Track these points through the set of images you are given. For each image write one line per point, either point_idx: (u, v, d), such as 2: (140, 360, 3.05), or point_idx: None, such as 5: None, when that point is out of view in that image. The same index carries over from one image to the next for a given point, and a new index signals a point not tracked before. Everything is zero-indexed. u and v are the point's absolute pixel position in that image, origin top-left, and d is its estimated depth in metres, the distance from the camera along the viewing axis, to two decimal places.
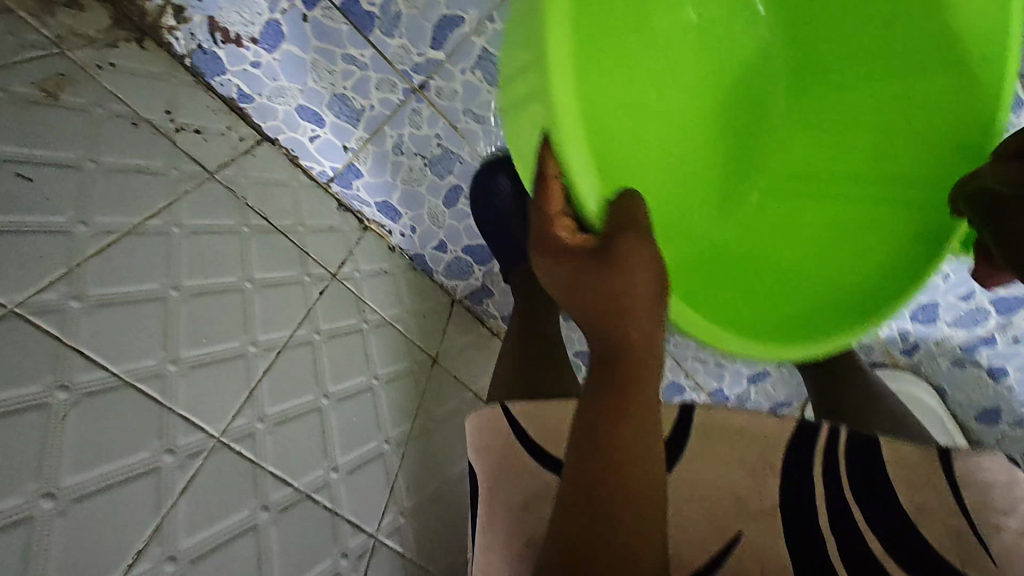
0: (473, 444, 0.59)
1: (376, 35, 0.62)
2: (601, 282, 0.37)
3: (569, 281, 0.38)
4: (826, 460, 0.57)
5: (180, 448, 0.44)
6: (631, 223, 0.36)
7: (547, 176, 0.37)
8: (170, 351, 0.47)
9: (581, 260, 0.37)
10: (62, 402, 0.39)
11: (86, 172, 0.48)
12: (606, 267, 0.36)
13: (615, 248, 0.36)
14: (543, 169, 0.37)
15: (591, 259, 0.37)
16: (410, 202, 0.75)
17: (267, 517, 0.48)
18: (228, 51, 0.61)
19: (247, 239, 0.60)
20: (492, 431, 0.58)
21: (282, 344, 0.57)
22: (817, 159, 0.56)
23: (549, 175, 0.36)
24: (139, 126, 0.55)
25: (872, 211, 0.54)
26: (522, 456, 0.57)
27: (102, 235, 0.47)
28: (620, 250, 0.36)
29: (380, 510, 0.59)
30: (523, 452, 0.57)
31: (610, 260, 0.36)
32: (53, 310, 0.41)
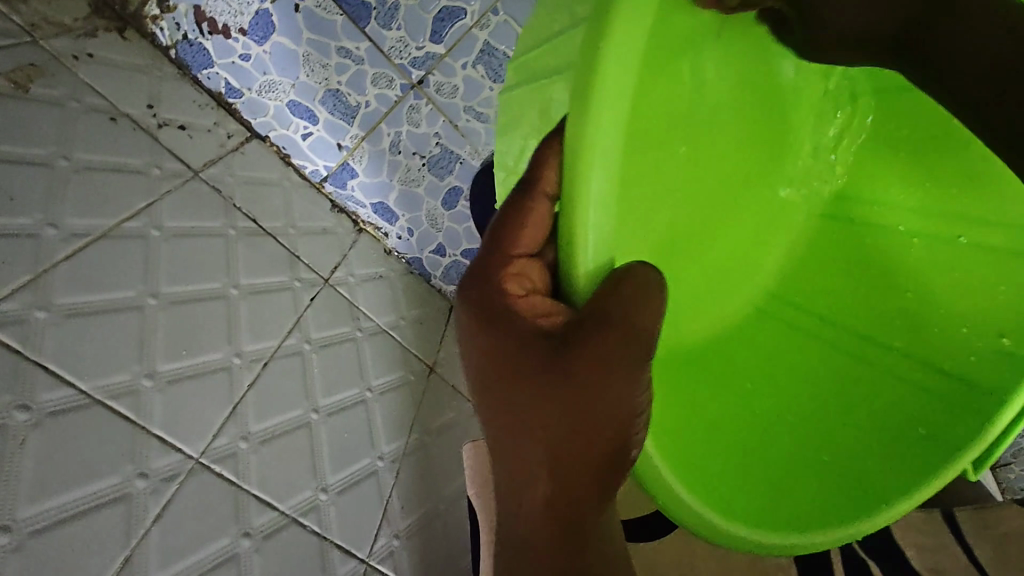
0: (473, 482, 0.58)
1: (373, 27, 0.58)
2: (554, 372, 0.34)
3: (509, 355, 0.36)
4: None
5: (154, 472, 0.41)
6: (604, 324, 0.32)
7: (544, 194, 0.37)
8: (146, 365, 0.44)
9: (535, 335, 0.35)
10: (22, 423, 0.35)
11: (58, 170, 0.45)
12: (560, 356, 0.34)
13: (574, 344, 0.33)
14: (541, 185, 0.36)
15: (543, 344, 0.34)
16: (407, 203, 0.72)
17: (248, 544, 0.45)
18: (215, 43, 0.58)
19: (234, 241, 0.56)
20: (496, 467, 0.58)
21: (269, 355, 0.53)
22: (867, 269, 0.56)
23: (543, 192, 0.36)
24: (117, 121, 0.51)
25: (901, 362, 0.52)
26: None
27: (74, 238, 0.44)
28: (579, 350, 0.33)
29: (372, 532, 0.55)
30: None
31: (566, 353, 0.34)
32: (15, 321, 0.38)
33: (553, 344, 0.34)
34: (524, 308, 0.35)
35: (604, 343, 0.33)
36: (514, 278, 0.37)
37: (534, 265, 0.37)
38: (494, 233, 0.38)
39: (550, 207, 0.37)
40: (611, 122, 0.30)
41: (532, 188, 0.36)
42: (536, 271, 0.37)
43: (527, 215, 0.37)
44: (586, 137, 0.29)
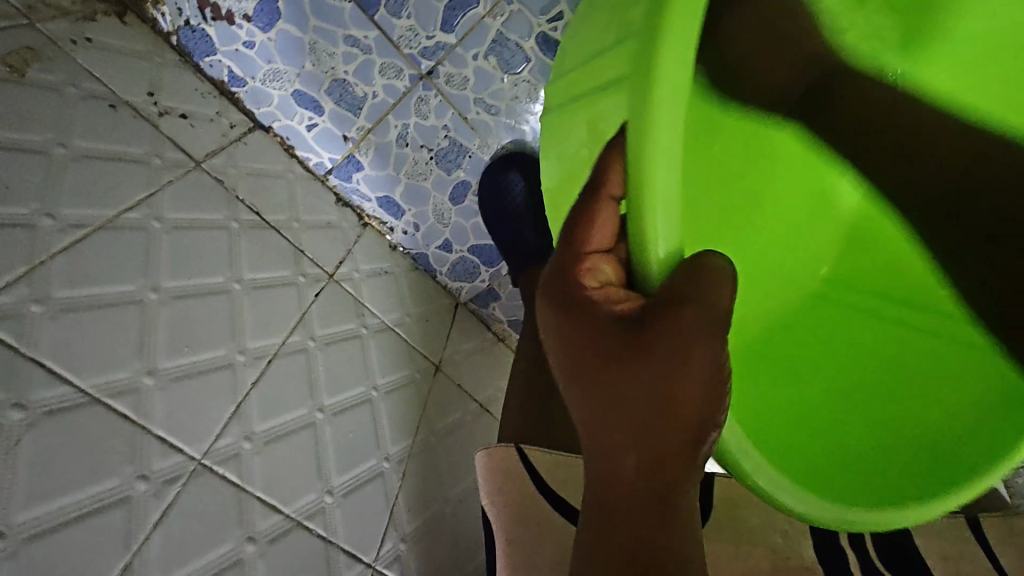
0: (486, 492, 0.58)
1: (382, 15, 0.56)
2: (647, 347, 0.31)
3: (580, 344, 0.33)
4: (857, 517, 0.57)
5: (155, 474, 0.39)
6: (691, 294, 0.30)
7: (604, 194, 0.33)
8: (147, 361, 0.42)
9: (608, 326, 0.32)
10: (16, 423, 0.34)
11: (55, 158, 0.43)
12: (637, 338, 0.31)
13: (654, 327, 0.31)
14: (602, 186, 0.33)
15: (619, 331, 0.32)
16: (414, 197, 0.70)
17: (253, 549, 0.43)
18: (218, 29, 0.55)
19: (237, 235, 0.55)
20: (506, 472, 0.58)
21: (273, 352, 0.51)
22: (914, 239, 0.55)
23: (606, 194, 0.33)
24: (117, 108, 0.49)
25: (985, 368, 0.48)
26: (539, 503, 0.56)
27: (71, 229, 0.42)
28: (659, 335, 0.30)
29: (379, 536, 0.54)
30: (540, 499, 0.56)
31: (642, 339, 0.31)
32: (9, 315, 0.36)
33: (630, 332, 0.31)
34: (596, 300, 0.33)
35: (687, 321, 0.30)
36: (587, 274, 0.34)
37: (608, 260, 0.34)
38: (563, 231, 0.35)
39: (617, 207, 0.34)
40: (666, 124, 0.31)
41: (598, 187, 0.33)
42: (607, 269, 0.34)
43: (592, 217, 0.34)
44: (654, 129, 0.31)
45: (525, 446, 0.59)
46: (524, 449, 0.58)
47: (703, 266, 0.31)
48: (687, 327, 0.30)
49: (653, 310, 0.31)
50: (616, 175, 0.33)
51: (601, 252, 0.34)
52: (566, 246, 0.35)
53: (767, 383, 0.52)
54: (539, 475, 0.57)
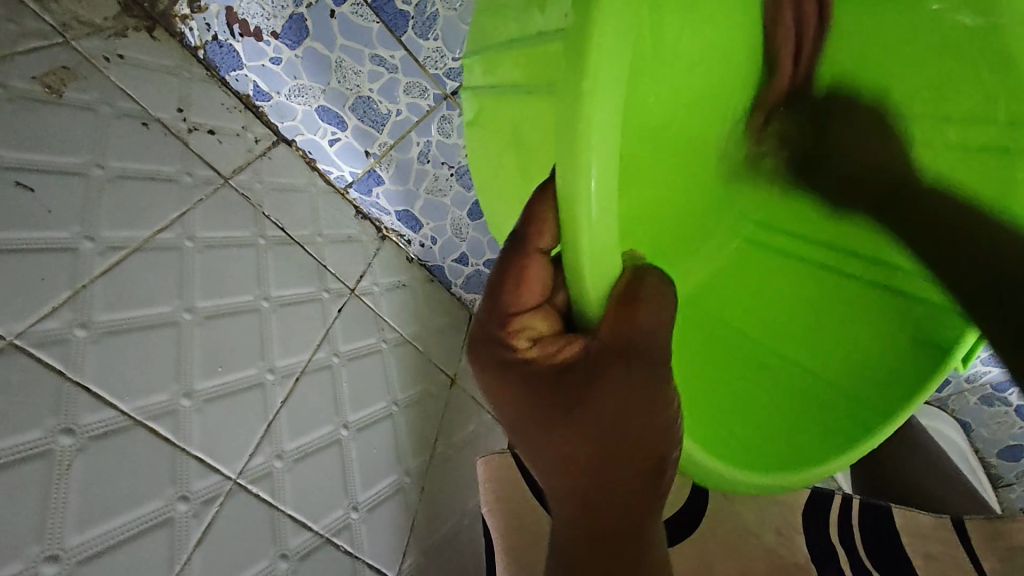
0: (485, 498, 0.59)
1: (409, 37, 0.57)
2: (585, 392, 0.32)
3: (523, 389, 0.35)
4: (841, 530, 0.58)
5: (194, 495, 0.41)
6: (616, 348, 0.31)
7: (532, 255, 0.33)
8: (184, 383, 0.43)
9: (535, 369, 0.34)
10: (66, 448, 0.35)
11: (93, 179, 0.44)
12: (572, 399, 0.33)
13: (594, 382, 0.32)
14: (529, 249, 0.33)
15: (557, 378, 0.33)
16: (433, 211, 0.71)
17: (285, 566, 0.45)
18: (246, 44, 0.56)
19: (264, 252, 0.56)
20: (504, 480, 0.58)
21: (300, 370, 0.53)
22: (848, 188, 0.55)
23: (536, 250, 0.33)
24: (150, 126, 0.50)
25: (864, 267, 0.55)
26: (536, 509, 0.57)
27: (110, 251, 0.43)
28: (598, 386, 0.32)
29: (400, 551, 0.55)
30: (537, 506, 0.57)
31: (588, 385, 0.32)
32: (56, 341, 0.37)
33: (560, 377, 0.33)
34: (535, 357, 0.34)
35: (619, 373, 0.32)
36: (518, 334, 0.34)
37: (541, 312, 0.34)
38: (491, 291, 0.35)
39: (546, 259, 0.34)
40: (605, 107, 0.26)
41: (526, 245, 0.33)
42: (540, 316, 0.34)
43: (521, 279, 0.34)
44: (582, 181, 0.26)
45: None
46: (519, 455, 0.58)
47: (642, 281, 0.31)
48: (615, 382, 0.32)
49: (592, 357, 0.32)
50: (545, 234, 0.32)
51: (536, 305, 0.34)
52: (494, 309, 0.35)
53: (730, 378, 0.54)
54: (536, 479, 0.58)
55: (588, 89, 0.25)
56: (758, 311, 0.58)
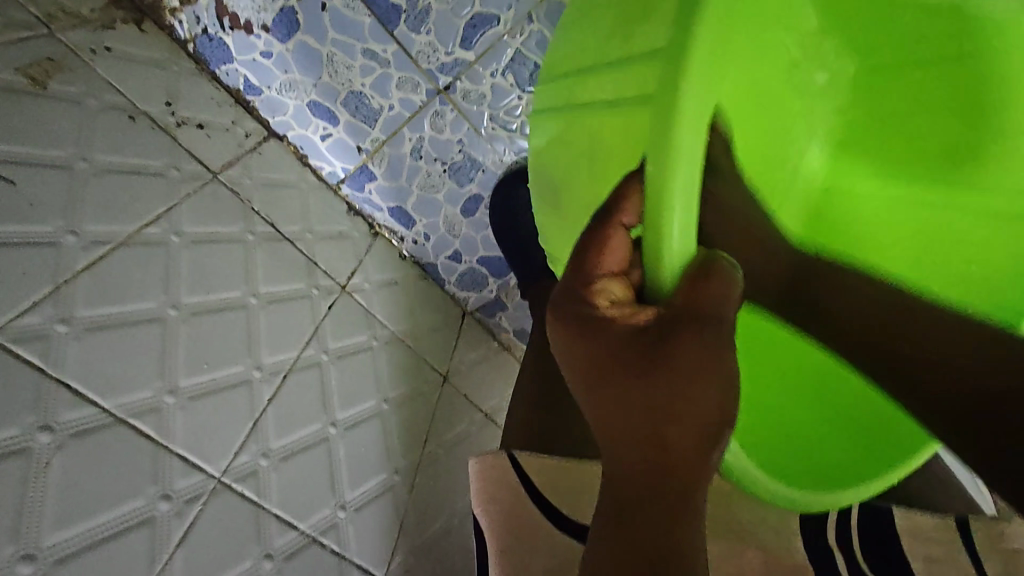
0: (477, 498, 0.58)
1: (402, 31, 0.56)
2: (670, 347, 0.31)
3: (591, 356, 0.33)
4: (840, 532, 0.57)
5: (177, 494, 0.40)
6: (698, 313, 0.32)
7: (618, 223, 0.35)
8: (168, 380, 0.43)
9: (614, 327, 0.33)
10: (45, 445, 0.35)
11: (76, 173, 0.43)
12: (653, 356, 0.32)
13: (680, 340, 0.31)
14: (615, 216, 0.35)
15: (639, 339, 0.32)
16: (426, 208, 0.70)
17: (270, 566, 0.45)
18: (236, 38, 0.55)
19: (253, 247, 0.55)
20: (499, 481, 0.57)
21: (288, 367, 0.52)
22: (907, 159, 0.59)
23: (619, 221, 0.35)
24: (136, 120, 0.49)
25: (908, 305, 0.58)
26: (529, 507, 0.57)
27: (94, 246, 0.42)
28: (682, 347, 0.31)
29: (388, 551, 0.55)
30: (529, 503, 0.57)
31: (666, 345, 0.32)
32: (36, 337, 0.37)
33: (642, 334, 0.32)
34: (613, 316, 0.33)
35: (698, 335, 0.31)
36: (597, 294, 0.34)
37: (618, 280, 0.35)
38: (575, 252, 0.35)
39: (628, 235, 0.35)
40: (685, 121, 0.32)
41: (611, 215, 0.35)
42: (618, 283, 0.35)
43: (604, 243, 0.35)
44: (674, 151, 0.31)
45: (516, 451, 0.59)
46: (517, 455, 0.58)
47: (714, 268, 0.34)
48: (695, 345, 0.31)
49: (670, 320, 0.32)
50: (628, 208, 0.35)
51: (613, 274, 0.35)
52: (577, 265, 0.35)
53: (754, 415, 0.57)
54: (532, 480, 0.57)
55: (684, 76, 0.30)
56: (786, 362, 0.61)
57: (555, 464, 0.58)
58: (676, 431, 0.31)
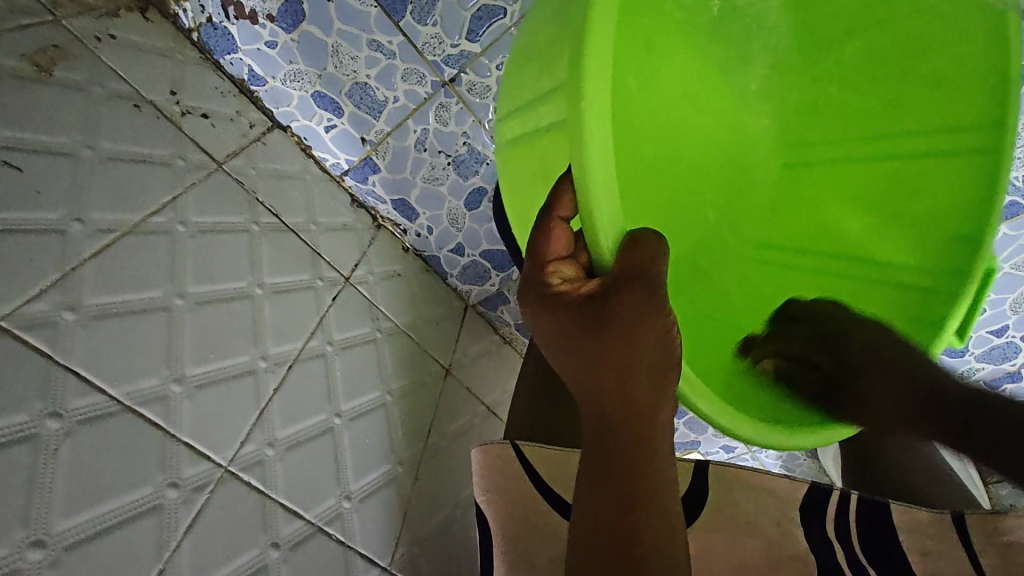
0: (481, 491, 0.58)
1: (408, 22, 0.56)
2: (619, 311, 0.35)
3: (560, 331, 0.38)
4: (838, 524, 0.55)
5: (185, 482, 0.40)
6: (641, 276, 0.34)
7: (553, 216, 0.37)
8: (175, 369, 0.43)
9: (573, 304, 0.37)
10: (53, 432, 0.35)
11: (82, 161, 0.43)
12: (595, 329, 0.36)
13: (612, 308, 0.35)
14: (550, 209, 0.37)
15: (588, 314, 0.36)
16: (429, 201, 0.70)
17: (277, 555, 0.45)
18: (241, 28, 0.55)
19: (257, 238, 0.55)
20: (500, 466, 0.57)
21: (293, 357, 0.52)
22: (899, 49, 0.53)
23: (556, 216, 0.37)
24: (142, 108, 0.49)
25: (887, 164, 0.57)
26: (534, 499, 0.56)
27: (100, 235, 0.42)
28: (617, 312, 0.35)
29: (392, 542, 0.55)
30: (534, 495, 0.56)
31: (610, 312, 0.35)
32: (44, 324, 0.37)
33: (591, 304, 0.36)
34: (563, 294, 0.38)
35: (634, 297, 0.34)
36: (551, 276, 0.38)
37: (569, 261, 0.39)
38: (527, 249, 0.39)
39: (566, 224, 0.38)
40: (601, 122, 0.33)
41: (547, 211, 0.37)
42: (568, 267, 0.39)
43: (545, 232, 0.38)
44: (587, 166, 0.33)
45: (520, 442, 0.58)
46: (521, 448, 0.57)
47: (641, 237, 0.35)
48: (633, 305, 0.35)
49: (611, 287, 0.35)
50: (563, 202, 0.36)
51: (562, 257, 0.39)
52: (530, 262, 0.39)
53: (786, 211, 0.65)
54: (536, 472, 0.57)
55: (587, 92, 0.32)
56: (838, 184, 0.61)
57: (565, 454, 0.57)
58: (631, 382, 0.35)
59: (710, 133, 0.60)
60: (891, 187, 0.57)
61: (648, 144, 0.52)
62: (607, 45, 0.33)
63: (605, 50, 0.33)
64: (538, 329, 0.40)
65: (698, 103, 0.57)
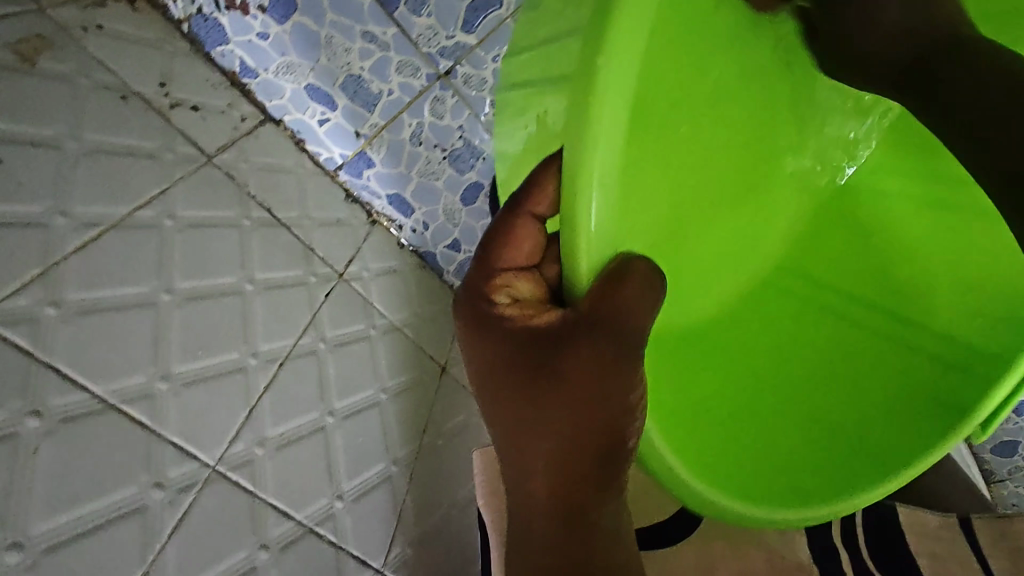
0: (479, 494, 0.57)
1: (402, 12, 0.55)
2: (574, 361, 0.34)
3: (504, 362, 0.37)
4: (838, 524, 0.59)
5: (170, 482, 0.39)
6: (603, 323, 0.33)
7: (526, 214, 0.37)
8: (161, 366, 0.41)
9: (522, 336, 0.36)
10: (33, 431, 0.34)
11: (66, 153, 0.42)
12: (541, 370, 0.36)
13: (569, 358, 0.34)
14: (524, 207, 0.37)
15: (536, 352, 0.36)
16: (425, 196, 0.69)
17: (266, 557, 0.44)
18: (232, 19, 0.53)
19: (248, 233, 0.54)
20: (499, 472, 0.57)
21: (284, 355, 0.51)
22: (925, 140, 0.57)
23: (529, 215, 0.37)
24: (129, 100, 0.48)
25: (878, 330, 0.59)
26: None
27: (85, 229, 0.41)
28: (573, 363, 0.34)
29: (386, 542, 0.54)
30: None
31: (562, 357, 0.35)
32: (24, 320, 0.35)
33: (546, 344, 0.35)
34: (509, 317, 0.37)
35: (595, 346, 0.34)
36: (501, 292, 0.38)
37: (525, 277, 0.39)
38: (481, 249, 0.39)
39: (537, 223, 0.38)
40: (613, 120, 0.29)
41: (523, 207, 0.37)
42: (520, 283, 0.38)
43: (512, 233, 0.38)
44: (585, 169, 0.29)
45: None
46: None
47: (631, 269, 0.33)
48: (588, 355, 0.34)
49: (570, 328, 0.34)
50: (544, 199, 0.36)
51: (518, 269, 0.39)
52: (482, 264, 0.39)
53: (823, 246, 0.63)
54: None
55: (600, 79, 0.28)
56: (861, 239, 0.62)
57: None
58: (588, 430, 0.36)
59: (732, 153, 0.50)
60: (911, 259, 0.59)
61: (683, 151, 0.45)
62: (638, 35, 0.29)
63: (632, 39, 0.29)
64: (480, 352, 0.38)
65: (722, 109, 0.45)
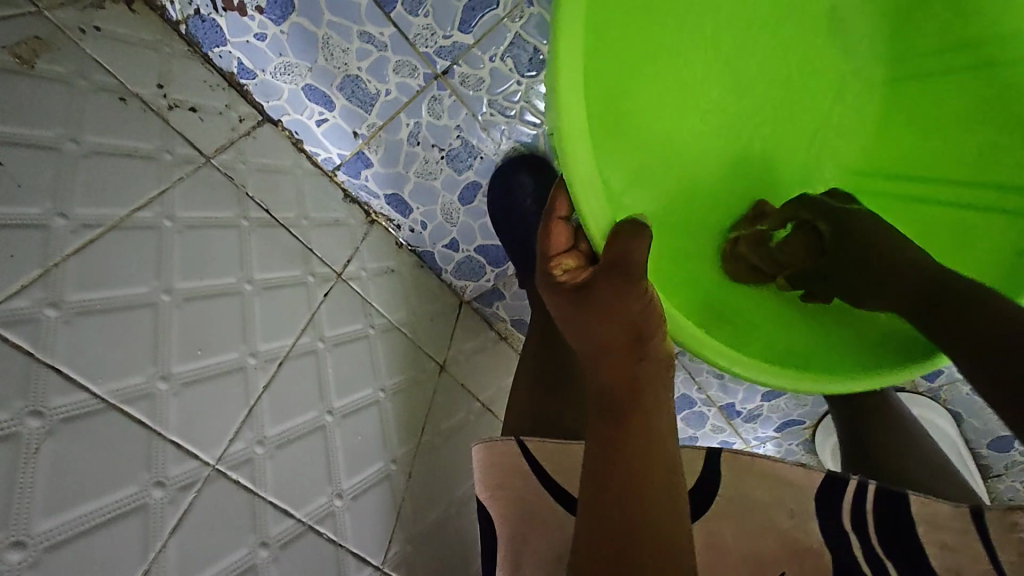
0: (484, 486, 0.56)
1: (399, 13, 0.55)
2: (604, 293, 0.37)
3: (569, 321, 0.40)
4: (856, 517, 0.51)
5: (171, 481, 0.40)
6: (619, 250, 0.36)
7: (554, 216, 0.42)
8: (161, 366, 0.42)
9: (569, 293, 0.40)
10: (34, 431, 0.34)
11: (66, 155, 0.42)
12: (581, 307, 0.39)
13: (597, 288, 0.38)
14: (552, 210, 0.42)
15: (578, 300, 0.39)
16: (423, 195, 0.69)
17: (266, 554, 0.44)
18: (230, 20, 0.54)
19: (247, 234, 0.54)
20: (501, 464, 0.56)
21: (283, 355, 0.51)
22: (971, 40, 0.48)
23: (555, 215, 0.42)
24: (128, 102, 0.48)
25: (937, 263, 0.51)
26: (542, 496, 0.55)
27: (84, 230, 0.41)
28: (602, 293, 0.37)
29: (385, 539, 0.55)
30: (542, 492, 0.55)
31: (592, 291, 0.38)
32: (26, 320, 0.36)
33: (585, 289, 0.39)
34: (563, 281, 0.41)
35: (611, 276, 0.37)
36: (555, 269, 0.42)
37: (570, 256, 0.42)
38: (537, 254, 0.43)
39: (567, 224, 0.42)
40: (579, 117, 0.36)
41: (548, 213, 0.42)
42: (568, 262, 0.42)
43: (547, 231, 0.42)
44: (569, 159, 0.36)
45: (526, 439, 0.56)
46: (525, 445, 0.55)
47: (616, 235, 0.36)
48: (608, 284, 0.37)
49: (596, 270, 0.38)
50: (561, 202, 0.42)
51: (565, 253, 0.42)
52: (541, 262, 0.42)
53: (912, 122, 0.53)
54: (541, 468, 0.55)
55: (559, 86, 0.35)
56: (963, 118, 0.50)
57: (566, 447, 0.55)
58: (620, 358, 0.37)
59: (717, 118, 0.53)
60: (1002, 141, 0.49)
61: (663, 111, 0.49)
62: (576, 42, 0.35)
63: (577, 46, 0.35)
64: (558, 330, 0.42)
65: (688, 82, 0.50)
